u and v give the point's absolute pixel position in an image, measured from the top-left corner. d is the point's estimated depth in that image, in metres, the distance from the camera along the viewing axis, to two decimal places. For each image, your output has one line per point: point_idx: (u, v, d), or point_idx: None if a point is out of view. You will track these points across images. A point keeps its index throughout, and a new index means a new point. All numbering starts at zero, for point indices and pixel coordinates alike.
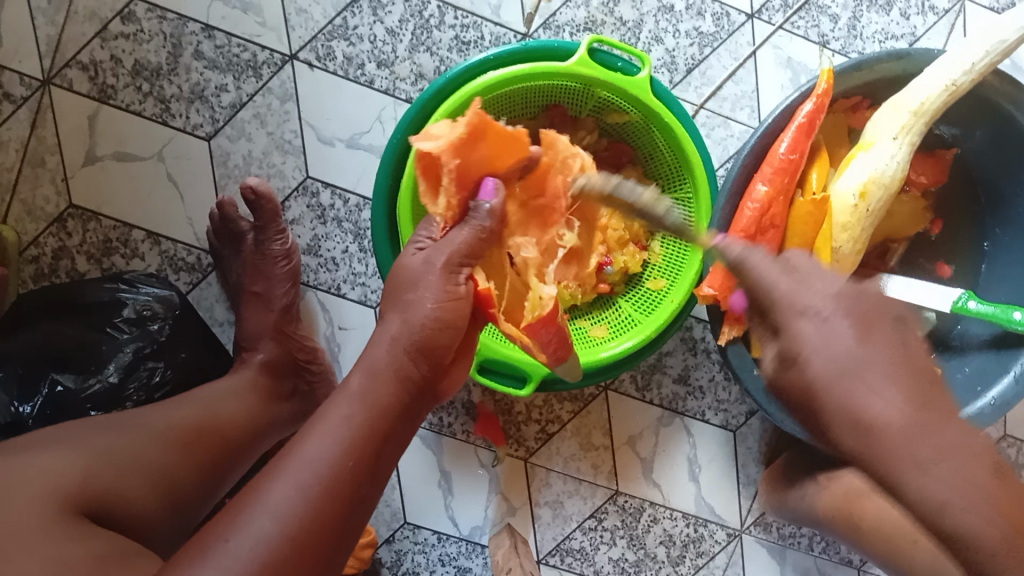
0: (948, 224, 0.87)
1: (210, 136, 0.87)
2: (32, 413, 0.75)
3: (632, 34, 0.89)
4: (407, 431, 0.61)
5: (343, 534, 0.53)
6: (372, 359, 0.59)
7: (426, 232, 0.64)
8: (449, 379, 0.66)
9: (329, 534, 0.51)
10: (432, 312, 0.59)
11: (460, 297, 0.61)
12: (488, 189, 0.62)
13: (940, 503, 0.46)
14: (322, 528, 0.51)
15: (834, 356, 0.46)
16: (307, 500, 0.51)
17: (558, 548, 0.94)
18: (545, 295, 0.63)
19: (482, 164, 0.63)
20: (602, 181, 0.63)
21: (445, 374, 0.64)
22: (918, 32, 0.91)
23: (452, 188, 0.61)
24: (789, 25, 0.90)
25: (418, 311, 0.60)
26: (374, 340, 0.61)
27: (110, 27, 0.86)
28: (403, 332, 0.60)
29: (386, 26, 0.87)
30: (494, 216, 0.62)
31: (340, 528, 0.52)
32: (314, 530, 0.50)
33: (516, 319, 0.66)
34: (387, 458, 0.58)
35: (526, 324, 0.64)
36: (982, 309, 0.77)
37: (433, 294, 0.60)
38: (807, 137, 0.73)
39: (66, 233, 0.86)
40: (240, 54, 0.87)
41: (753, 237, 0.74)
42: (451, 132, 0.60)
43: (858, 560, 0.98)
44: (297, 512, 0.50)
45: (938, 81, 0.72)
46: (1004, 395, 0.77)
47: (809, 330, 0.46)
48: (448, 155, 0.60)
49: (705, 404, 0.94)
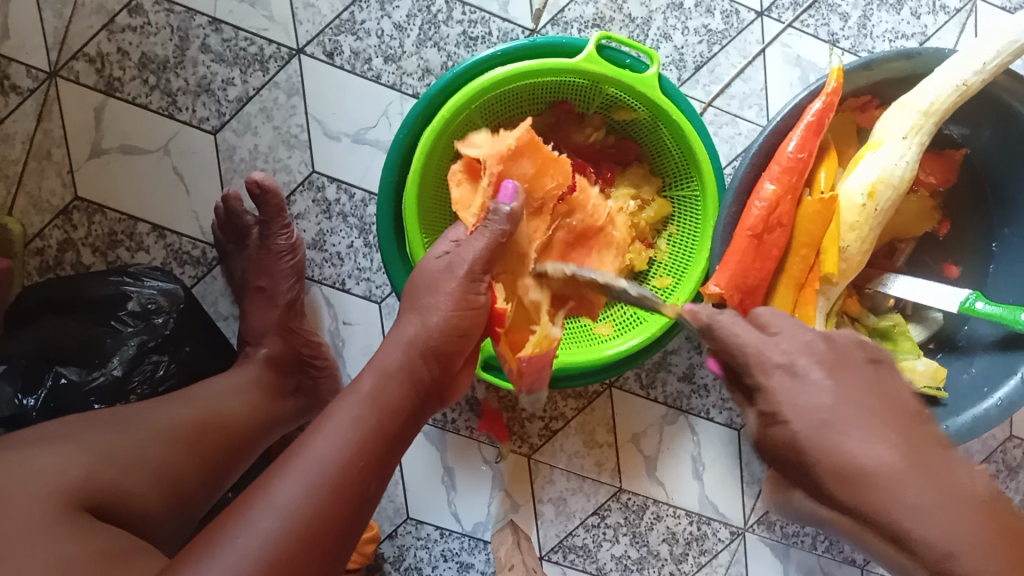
0: (956, 224, 0.87)
1: (215, 130, 0.87)
2: (36, 406, 0.75)
3: (640, 31, 0.89)
4: (411, 432, 0.61)
5: (348, 532, 0.53)
6: (383, 360, 0.61)
7: (450, 236, 0.67)
8: (455, 386, 0.68)
9: (333, 533, 0.51)
10: (445, 322, 0.62)
11: (476, 307, 0.63)
12: (507, 194, 0.65)
13: (933, 545, 0.44)
14: (327, 527, 0.51)
15: (806, 404, 0.48)
16: (312, 499, 0.51)
17: (560, 545, 0.94)
18: (551, 335, 0.67)
19: (525, 179, 0.69)
20: (562, 266, 0.67)
21: (453, 382, 0.66)
22: (928, 31, 0.91)
23: (490, 190, 0.67)
24: (798, 23, 0.90)
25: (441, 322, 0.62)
26: (386, 345, 0.63)
27: (117, 20, 0.86)
28: (421, 334, 0.62)
29: (394, 21, 0.87)
30: (513, 218, 0.64)
31: (344, 527, 0.52)
32: (319, 529, 0.51)
33: (516, 346, 0.69)
34: (391, 454, 0.58)
35: (522, 356, 0.67)
36: (990, 310, 0.76)
37: (451, 301, 0.62)
38: (816, 136, 0.72)
39: (71, 226, 0.86)
40: (247, 48, 0.87)
41: (760, 236, 0.74)
42: (500, 143, 0.68)
43: (862, 560, 0.98)
44: (302, 509, 0.50)
45: (948, 81, 0.71)
46: (1011, 396, 0.76)
47: (780, 387, 0.49)
48: (494, 162, 0.67)
49: (709, 402, 0.94)
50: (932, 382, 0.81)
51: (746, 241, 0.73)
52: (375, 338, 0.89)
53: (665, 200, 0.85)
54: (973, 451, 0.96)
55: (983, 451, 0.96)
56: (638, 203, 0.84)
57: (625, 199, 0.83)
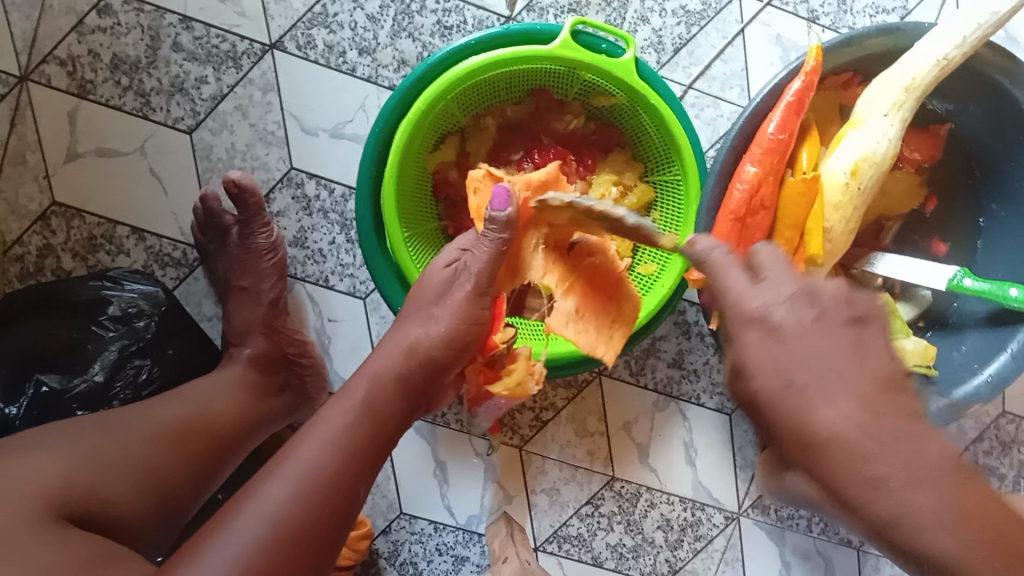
0: (944, 199, 0.86)
1: (191, 129, 0.86)
2: (18, 415, 0.74)
3: (618, 15, 0.88)
4: (393, 433, 0.61)
5: (332, 537, 0.53)
6: (374, 369, 0.62)
7: (461, 240, 0.67)
8: (440, 394, 0.68)
9: (318, 533, 0.52)
10: None
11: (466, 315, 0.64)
12: (501, 198, 0.60)
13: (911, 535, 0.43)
14: (310, 530, 0.51)
15: None
16: (295, 503, 0.52)
17: (555, 535, 0.94)
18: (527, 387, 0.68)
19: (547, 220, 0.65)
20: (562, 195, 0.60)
21: (443, 390, 0.67)
22: (909, 5, 0.89)
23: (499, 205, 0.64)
24: (777, 1, 0.89)
25: (434, 326, 0.64)
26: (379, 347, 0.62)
27: (87, 21, 0.85)
28: (423, 341, 0.63)
29: (367, 12, 0.86)
30: (510, 226, 0.61)
31: (327, 534, 0.52)
32: (303, 532, 0.51)
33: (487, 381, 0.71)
34: (371, 451, 0.58)
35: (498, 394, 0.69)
36: (979, 287, 0.75)
37: None
38: (796, 116, 0.71)
39: (50, 231, 0.85)
40: (220, 45, 0.86)
41: (742, 221, 0.73)
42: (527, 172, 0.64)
43: (857, 540, 0.98)
44: (285, 514, 0.51)
45: (929, 56, 0.70)
46: (1000, 373, 0.76)
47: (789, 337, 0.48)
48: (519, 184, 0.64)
49: (700, 387, 0.93)
50: (923, 361, 0.81)
51: (729, 225, 0.73)
52: (362, 336, 0.88)
53: (648, 186, 0.84)
54: (967, 427, 0.95)
55: (977, 428, 0.95)
56: (621, 189, 0.83)
57: (607, 186, 0.83)
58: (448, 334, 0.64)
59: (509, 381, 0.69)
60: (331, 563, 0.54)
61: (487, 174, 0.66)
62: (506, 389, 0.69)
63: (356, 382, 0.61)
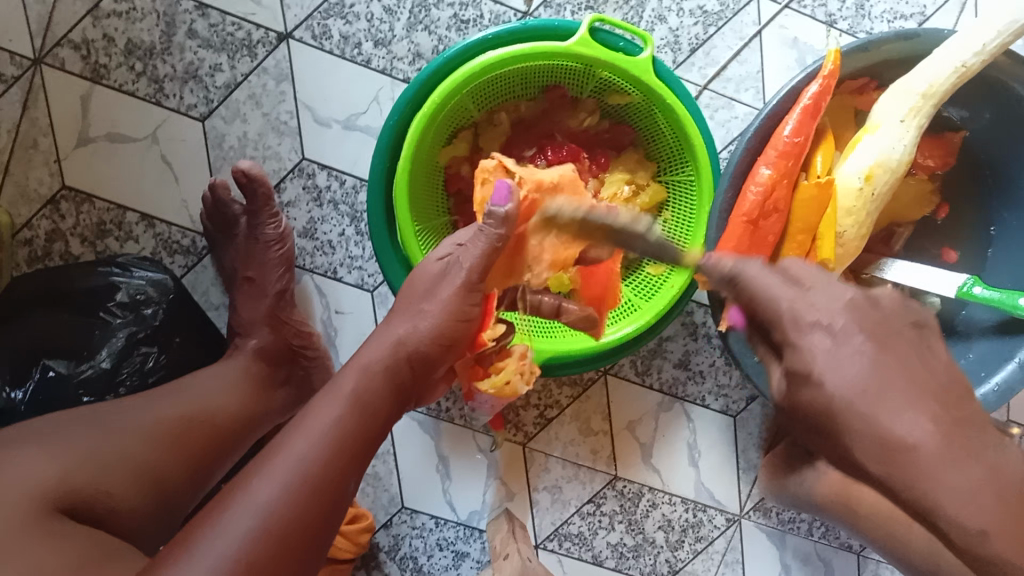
0: (955, 208, 0.86)
1: (203, 117, 0.86)
2: (24, 399, 0.75)
3: (635, 13, 0.87)
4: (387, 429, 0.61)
5: (323, 532, 0.53)
6: (367, 359, 0.61)
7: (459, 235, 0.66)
8: (434, 388, 0.68)
9: (309, 530, 0.52)
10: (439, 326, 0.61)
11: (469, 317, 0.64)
12: (502, 194, 0.61)
13: None
14: (302, 525, 0.52)
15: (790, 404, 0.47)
16: (289, 498, 0.52)
17: (556, 533, 0.94)
18: (512, 387, 0.73)
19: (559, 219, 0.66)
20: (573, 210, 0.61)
21: (433, 385, 0.67)
22: (928, 11, 0.89)
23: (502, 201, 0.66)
24: (795, 4, 0.88)
25: (423, 322, 0.63)
26: (381, 342, 0.62)
27: (102, 6, 0.84)
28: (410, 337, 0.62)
29: (384, 4, 0.86)
30: (508, 222, 0.62)
31: (316, 532, 0.53)
32: (294, 528, 0.51)
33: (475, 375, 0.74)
34: (365, 445, 0.58)
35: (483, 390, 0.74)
36: (988, 295, 0.74)
37: None
38: (812, 120, 0.71)
39: (60, 215, 0.85)
40: (234, 33, 0.85)
41: (756, 222, 0.73)
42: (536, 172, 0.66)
43: (858, 546, 0.98)
44: (277, 509, 0.51)
45: (947, 64, 0.70)
46: (1008, 381, 0.76)
47: (814, 348, 0.46)
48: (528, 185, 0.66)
49: (706, 388, 0.93)
50: None
51: (742, 227, 0.72)
52: (367, 328, 0.88)
53: (660, 185, 0.84)
54: None
55: None
56: (633, 188, 0.83)
57: (620, 184, 0.83)
58: (434, 329, 0.63)
59: (496, 379, 0.73)
60: (323, 560, 0.54)
61: (498, 165, 0.69)
62: (492, 387, 0.73)
63: (345, 375, 0.60)
